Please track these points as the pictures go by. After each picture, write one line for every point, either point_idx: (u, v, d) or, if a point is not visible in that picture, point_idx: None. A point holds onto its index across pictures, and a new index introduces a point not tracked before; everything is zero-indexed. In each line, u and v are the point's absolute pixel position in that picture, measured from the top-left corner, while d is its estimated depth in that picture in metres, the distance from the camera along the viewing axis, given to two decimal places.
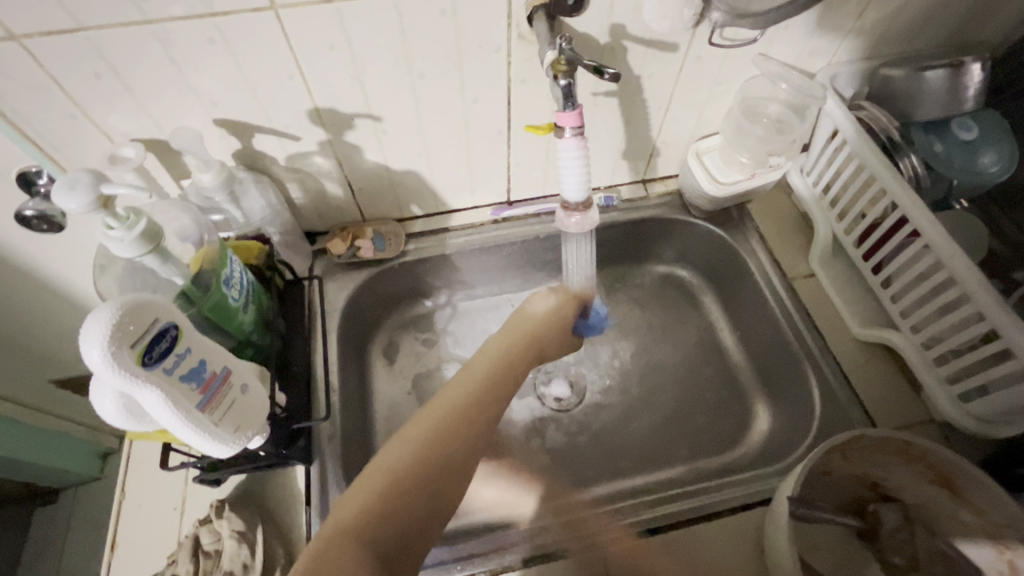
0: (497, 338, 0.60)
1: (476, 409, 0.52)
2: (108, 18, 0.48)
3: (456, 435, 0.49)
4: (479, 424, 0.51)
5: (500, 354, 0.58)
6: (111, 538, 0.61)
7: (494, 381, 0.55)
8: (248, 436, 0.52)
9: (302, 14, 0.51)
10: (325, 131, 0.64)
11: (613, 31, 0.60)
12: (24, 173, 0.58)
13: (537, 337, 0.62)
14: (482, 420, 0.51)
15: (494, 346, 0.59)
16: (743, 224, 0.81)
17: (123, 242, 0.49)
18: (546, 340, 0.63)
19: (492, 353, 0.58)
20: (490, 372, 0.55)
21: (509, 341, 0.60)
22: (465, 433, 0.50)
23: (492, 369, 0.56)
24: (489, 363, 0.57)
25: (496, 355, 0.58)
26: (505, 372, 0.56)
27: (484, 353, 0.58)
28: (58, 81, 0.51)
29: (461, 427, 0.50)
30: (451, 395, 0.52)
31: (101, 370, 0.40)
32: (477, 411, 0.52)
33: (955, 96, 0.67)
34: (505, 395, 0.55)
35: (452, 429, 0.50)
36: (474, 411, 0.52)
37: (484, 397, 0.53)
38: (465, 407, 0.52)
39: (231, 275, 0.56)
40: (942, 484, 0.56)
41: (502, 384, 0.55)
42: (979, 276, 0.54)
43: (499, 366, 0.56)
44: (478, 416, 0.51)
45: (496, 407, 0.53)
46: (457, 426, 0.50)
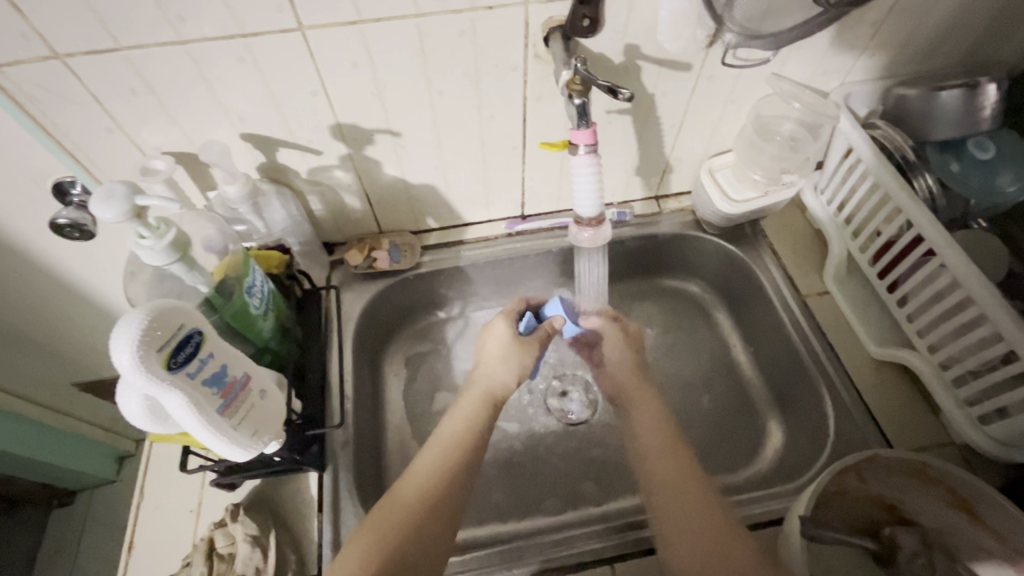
0: (462, 401, 0.66)
1: (437, 487, 0.57)
2: (146, 39, 0.50)
3: (424, 510, 0.55)
4: (450, 489, 0.57)
5: (461, 424, 0.63)
6: (129, 539, 0.62)
7: (449, 469, 0.58)
8: (265, 442, 0.53)
9: (327, 35, 0.54)
10: (346, 145, 0.66)
11: (627, 51, 0.61)
12: (59, 182, 0.62)
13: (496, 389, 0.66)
14: (449, 493, 0.57)
15: (453, 419, 0.64)
16: (756, 240, 0.82)
17: (155, 250, 0.51)
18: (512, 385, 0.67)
19: (454, 424, 0.63)
20: (458, 440, 0.61)
21: (461, 423, 0.63)
22: (421, 538, 0.54)
23: (464, 435, 0.62)
24: (444, 443, 0.61)
25: (459, 419, 0.63)
26: (472, 436, 0.61)
27: (440, 436, 0.62)
28: (97, 98, 0.54)
29: (438, 479, 0.58)
30: (412, 483, 0.57)
31: (128, 372, 0.42)
32: (443, 487, 0.57)
33: (970, 116, 0.67)
34: (473, 457, 0.60)
35: (415, 517, 0.55)
36: (454, 469, 0.59)
37: (448, 477, 0.58)
38: (435, 485, 0.57)
39: (254, 283, 0.58)
40: (961, 508, 0.55)
41: (470, 444, 0.61)
42: (997, 295, 0.54)
43: (465, 429, 0.62)
44: (459, 467, 0.59)
45: (462, 477, 0.59)
46: (441, 476, 0.58)
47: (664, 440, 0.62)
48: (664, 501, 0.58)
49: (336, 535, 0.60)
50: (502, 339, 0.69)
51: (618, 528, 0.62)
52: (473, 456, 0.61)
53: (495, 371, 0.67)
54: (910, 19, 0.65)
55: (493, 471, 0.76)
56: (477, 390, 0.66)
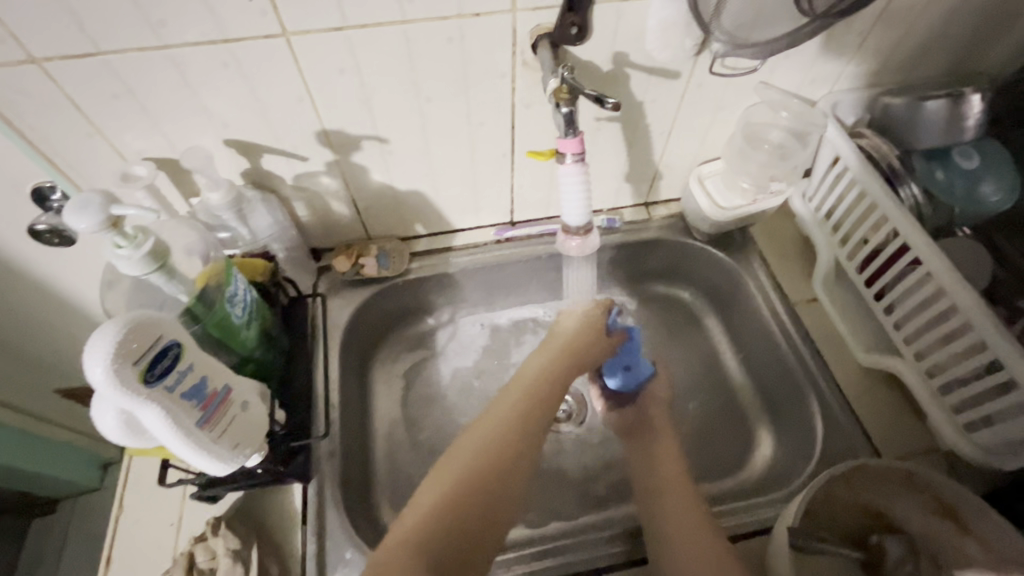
0: (537, 352, 0.66)
1: (495, 469, 0.54)
2: (125, 43, 0.49)
3: (480, 496, 0.53)
4: (530, 436, 0.58)
5: (531, 385, 0.61)
6: (107, 554, 0.61)
7: (531, 417, 0.59)
8: (246, 455, 0.52)
9: (313, 40, 0.53)
10: (333, 152, 0.65)
11: (616, 59, 0.61)
12: (38, 188, 0.60)
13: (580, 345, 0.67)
14: (527, 441, 0.57)
15: (515, 389, 0.61)
16: (745, 248, 0.82)
17: (131, 260, 0.50)
18: (591, 355, 0.68)
19: (525, 387, 0.61)
20: (536, 387, 0.61)
21: (540, 372, 0.63)
22: (505, 477, 0.54)
23: (543, 384, 0.62)
24: (524, 390, 0.61)
25: (532, 375, 0.63)
26: (549, 384, 0.62)
27: (497, 410, 0.59)
28: (76, 104, 0.53)
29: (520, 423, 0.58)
30: (489, 427, 0.57)
31: (103, 386, 0.41)
32: (500, 470, 0.54)
33: (956, 122, 0.69)
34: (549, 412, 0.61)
35: (494, 461, 0.55)
36: (533, 418, 0.59)
37: (507, 457, 0.55)
38: (492, 469, 0.54)
39: (235, 293, 0.57)
40: (947, 517, 0.55)
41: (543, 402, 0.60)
42: (981, 305, 0.54)
43: (542, 385, 0.62)
44: (539, 415, 0.59)
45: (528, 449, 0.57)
46: (520, 421, 0.58)
47: (671, 456, 0.65)
48: (659, 506, 0.60)
49: (320, 548, 0.59)
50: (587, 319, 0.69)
51: (623, 534, 0.61)
52: (549, 408, 0.61)
53: (576, 337, 0.67)
54: (895, 29, 0.66)
55: None
56: (556, 342, 0.66)
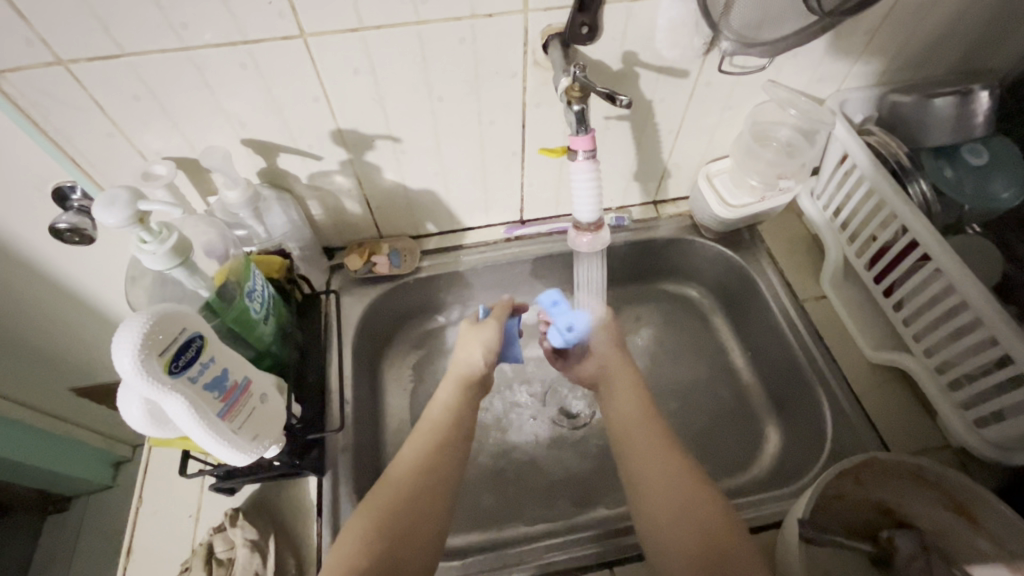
0: (444, 386, 0.67)
1: (426, 477, 0.57)
2: (148, 45, 0.51)
3: (415, 501, 0.56)
4: (442, 454, 0.60)
5: (436, 422, 0.63)
6: (127, 544, 0.62)
7: (442, 438, 0.61)
8: (264, 446, 0.54)
9: (328, 42, 0.54)
10: (347, 151, 0.66)
11: (625, 58, 0.62)
12: (58, 188, 0.62)
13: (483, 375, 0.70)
14: (442, 455, 0.60)
15: (425, 420, 0.64)
16: (754, 245, 0.82)
17: (156, 255, 0.52)
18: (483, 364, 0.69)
19: (432, 423, 0.63)
20: (441, 417, 0.63)
21: (441, 406, 0.65)
22: (435, 473, 0.58)
23: (447, 412, 0.64)
24: (433, 419, 0.63)
25: (444, 408, 0.64)
26: (459, 414, 0.64)
27: (424, 431, 0.62)
28: (99, 104, 0.55)
29: (437, 439, 0.61)
30: (416, 437, 0.62)
31: (130, 376, 0.42)
32: (429, 478, 0.57)
33: (965, 122, 0.68)
34: (467, 432, 0.63)
35: (424, 458, 0.59)
36: (446, 438, 0.61)
37: (436, 470, 0.58)
38: (422, 478, 0.57)
39: (254, 288, 0.58)
40: (958, 511, 0.56)
41: (457, 432, 0.62)
42: (993, 300, 0.54)
43: (449, 420, 0.63)
44: (447, 435, 0.62)
45: (449, 470, 0.59)
46: (435, 437, 0.61)
47: (658, 442, 0.61)
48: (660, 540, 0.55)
49: (336, 540, 0.60)
50: (480, 334, 0.71)
51: (603, 534, 0.61)
52: (459, 433, 0.63)
53: (467, 355, 0.70)
54: (904, 27, 0.66)
55: (491, 476, 0.76)
56: (454, 374, 0.68)
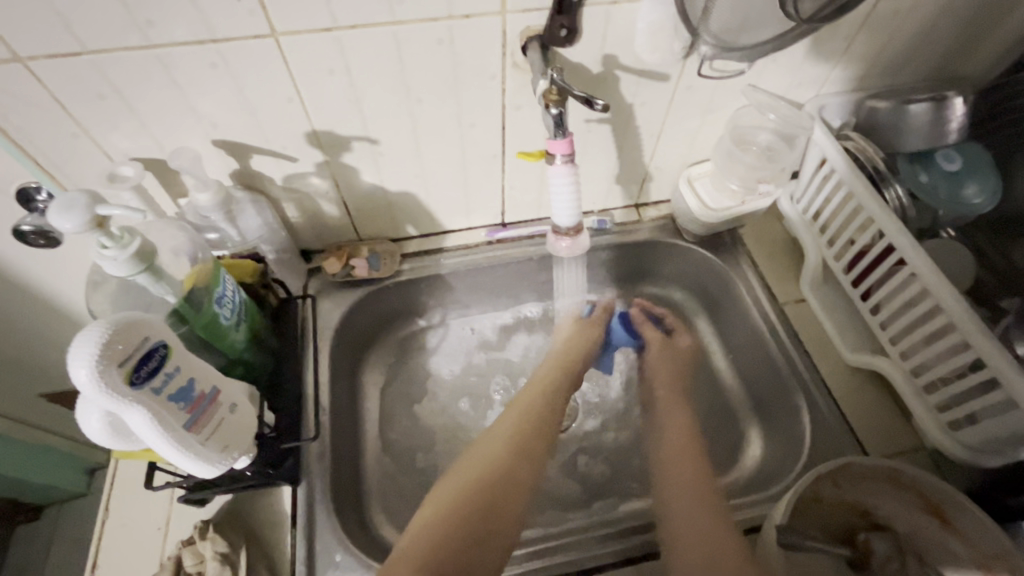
0: (544, 367, 0.74)
1: (510, 461, 0.61)
2: (111, 43, 0.49)
3: (495, 481, 0.59)
4: (536, 436, 0.64)
5: (534, 405, 0.67)
6: (92, 558, 0.60)
7: (537, 417, 0.66)
8: (234, 457, 0.52)
9: (303, 41, 0.53)
10: (323, 152, 0.65)
11: (605, 61, 0.61)
12: (23, 188, 0.59)
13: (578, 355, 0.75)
14: (538, 432, 0.65)
15: (518, 403, 0.68)
16: (734, 249, 0.82)
17: (117, 260, 0.50)
18: (581, 357, 0.75)
19: (531, 402, 0.68)
20: (537, 401, 0.68)
21: (539, 389, 0.70)
22: (527, 448, 0.63)
23: (544, 391, 0.70)
24: (532, 396, 0.69)
25: (539, 391, 0.70)
26: (553, 396, 0.69)
27: (507, 418, 0.66)
28: (61, 103, 0.53)
29: (540, 417, 0.66)
30: (517, 409, 0.67)
31: (88, 389, 0.40)
32: (520, 455, 0.62)
33: (938, 129, 0.69)
34: (558, 414, 0.68)
35: (521, 435, 0.64)
36: (544, 419, 0.66)
37: (518, 454, 0.62)
38: (504, 464, 0.61)
39: (224, 293, 0.57)
40: (932, 513, 0.56)
41: (537, 427, 0.65)
42: (965, 305, 0.55)
43: (533, 413, 0.66)
44: (546, 413, 0.67)
45: (533, 459, 0.62)
46: (534, 417, 0.66)
47: (682, 455, 0.66)
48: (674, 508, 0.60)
49: (310, 550, 0.58)
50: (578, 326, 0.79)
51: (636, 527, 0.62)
52: (556, 412, 0.68)
53: (574, 347, 0.76)
54: (880, 33, 0.67)
55: None
56: (552, 360, 0.75)
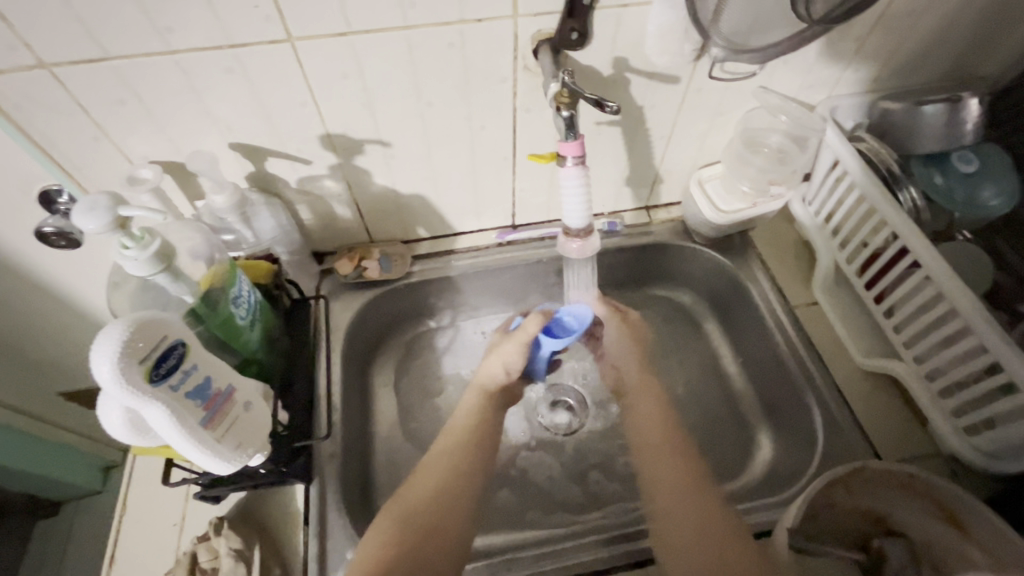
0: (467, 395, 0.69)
1: (456, 467, 0.60)
2: (132, 49, 0.50)
3: (448, 485, 0.58)
4: (480, 448, 0.63)
5: (468, 417, 0.66)
6: (109, 553, 0.61)
7: (475, 431, 0.64)
8: (249, 454, 0.53)
9: (317, 46, 0.54)
10: (336, 155, 0.66)
11: (616, 64, 0.62)
12: (46, 191, 0.61)
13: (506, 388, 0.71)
14: (479, 446, 0.63)
15: (461, 411, 0.67)
16: (745, 251, 0.82)
17: (138, 261, 0.51)
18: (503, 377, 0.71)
19: (460, 422, 0.65)
20: (473, 417, 0.66)
21: (468, 409, 0.67)
22: (468, 461, 0.61)
23: (476, 410, 0.67)
24: (465, 412, 0.67)
25: (464, 418, 0.66)
26: (483, 421, 0.66)
27: (442, 444, 0.63)
28: (84, 107, 0.54)
29: (474, 428, 0.65)
30: (455, 425, 0.65)
31: (109, 385, 0.41)
32: (460, 466, 0.60)
33: (954, 128, 0.69)
34: (488, 448, 0.64)
35: (466, 445, 0.62)
36: (479, 432, 0.64)
37: (455, 478, 0.59)
38: (437, 495, 0.57)
39: (239, 293, 0.58)
40: (949, 520, 0.55)
41: (478, 441, 0.63)
42: (981, 308, 0.55)
43: (470, 430, 0.64)
44: (484, 427, 0.65)
45: (472, 475, 0.60)
46: (472, 430, 0.64)
47: (655, 445, 0.62)
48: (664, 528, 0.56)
49: (322, 549, 0.59)
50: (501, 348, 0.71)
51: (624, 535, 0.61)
52: (488, 432, 0.65)
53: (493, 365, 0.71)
54: (893, 35, 0.66)
55: None
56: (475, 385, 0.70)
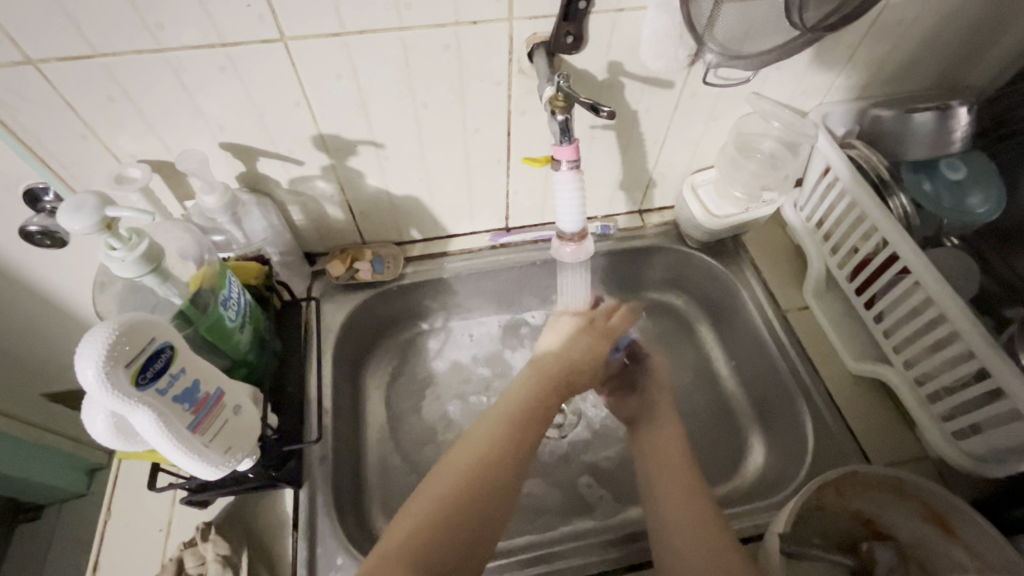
0: (525, 380, 0.65)
1: (504, 446, 0.58)
2: (122, 47, 0.49)
3: (495, 455, 0.57)
4: (527, 428, 0.60)
5: (521, 395, 0.63)
6: (93, 559, 0.60)
7: (529, 410, 0.61)
8: (237, 459, 0.52)
9: (310, 46, 0.53)
10: (329, 156, 0.65)
11: (610, 68, 0.62)
12: (30, 189, 0.60)
13: (568, 371, 0.67)
14: (529, 426, 0.60)
15: (517, 388, 0.64)
16: (738, 256, 0.82)
17: (125, 262, 0.50)
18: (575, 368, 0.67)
19: (518, 398, 0.62)
20: (533, 394, 0.63)
21: (527, 386, 0.64)
22: (516, 444, 0.59)
23: (535, 389, 0.63)
24: (523, 389, 0.64)
25: (516, 397, 0.62)
26: (540, 404, 0.62)
27: (467, 447, 0.58)
28: (71, 105, 0.53)
29: (528, 406, 0.62)
30: (510, 400, 0.62)
31: (94, 388, 0.40)
32: (510, 450, 0.58)
33: (942, 138, 0.70)
34: (531, 438, 0.60)
35: (514, 426, 0.60)
36: (534, 412, 0.62)
37: (483, 478, 0.55)
38: (489, 460, 0.57)
39: (229, 295, 0.57)
40: (935, 521, 0.56)
41: (530, 420, 0.61)
42: (969, 315, 0.55)
43: (528, 408, 0.61)
44: (536, 406, 0.62)
45: (522, 456, 0.58)
46: (524, 409, 0.61)
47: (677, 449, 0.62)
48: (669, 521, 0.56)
49: (311, 554, 0.58)
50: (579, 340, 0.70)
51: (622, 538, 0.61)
52: (543, 415, 0.62)
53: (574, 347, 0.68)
54: (883, 44, 0.67)
55: None
56: (538, 369, 0.66)
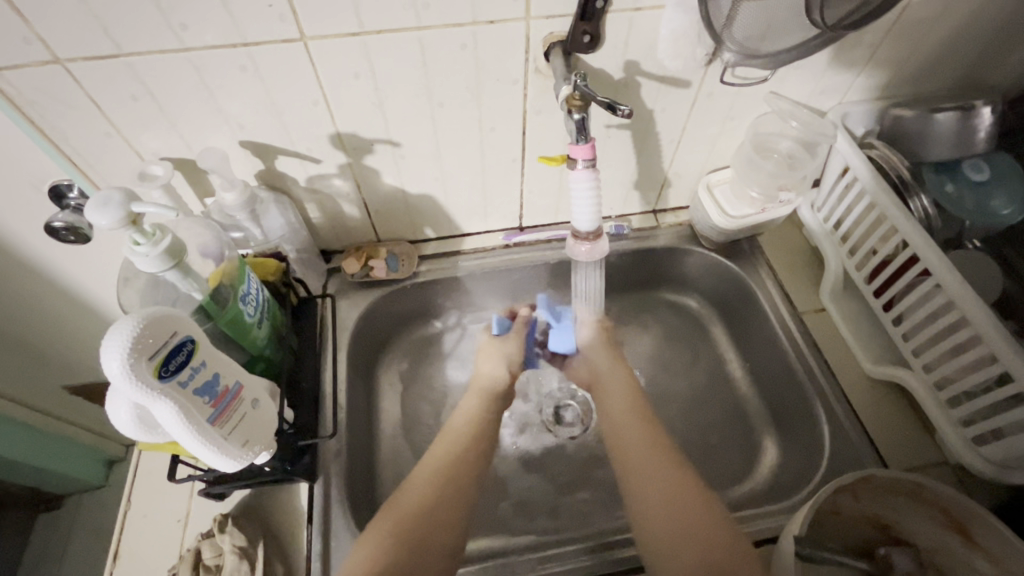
0: (465, 399, 0.70)
1: (462, 449, 0.63)
2: (147, 46, 0.50)
3: (469, 443, 0.64)
4: (480, 440, 0.65)
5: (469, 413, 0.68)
6: (114, 548, 0.61)
7: (480, 422, 0.67)
8: (255, 452, 0.53)
9: (329, 46, 0.54)
10: (346, 155, 0.66)
11: (627, 67, 0.62)
12: (56, 186, 0.62)
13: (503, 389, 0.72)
14: (480, 437, 0.65)
15: (467, 403, 0.69)
16: (753, 257, 0.82)
17: (148, 257, 0.51)
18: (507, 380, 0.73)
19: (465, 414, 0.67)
20: (478, 411, 0.68)
21: (470, 407, 0.69)
22: (474, 452, 0.63)
23: (479, 408, 0.69)
24: (470, 406, 0.69)
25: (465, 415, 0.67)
26: (483, 422, 0.67)
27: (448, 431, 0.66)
28: (97, 103, 0.54)
29: (477, 422, 0.67)
30: (462, 414, 0.68)
31: (118, 380, 0.41)
32: (463, 454, 0.62)
33: (965, 137, 0.68)
34: (485, 446, 0.64)
35: (467, 436, 0.65)
36: (484, 428, 0.66)
37: (464, 456, 0.62)
38: (467, 444, 0.64)
39: (248, 291, 0.58)
40: (956, 530, 0.55)
41: (481, 434, 0.65)
42: (993, 319, 0.54)
43: (474, 422, 0.66)
44: (485, 421, 0.67)
45: (473, 465, 0.62)
46: (475, 422, 0.67)
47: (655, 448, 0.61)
48: (646, 509, 0.57)
49: (326, 547, 0.59)
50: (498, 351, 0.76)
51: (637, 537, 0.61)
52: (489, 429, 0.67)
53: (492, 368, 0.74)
54: (906, 42, 0.66)
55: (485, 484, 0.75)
56: (476, 386, 0.72)
